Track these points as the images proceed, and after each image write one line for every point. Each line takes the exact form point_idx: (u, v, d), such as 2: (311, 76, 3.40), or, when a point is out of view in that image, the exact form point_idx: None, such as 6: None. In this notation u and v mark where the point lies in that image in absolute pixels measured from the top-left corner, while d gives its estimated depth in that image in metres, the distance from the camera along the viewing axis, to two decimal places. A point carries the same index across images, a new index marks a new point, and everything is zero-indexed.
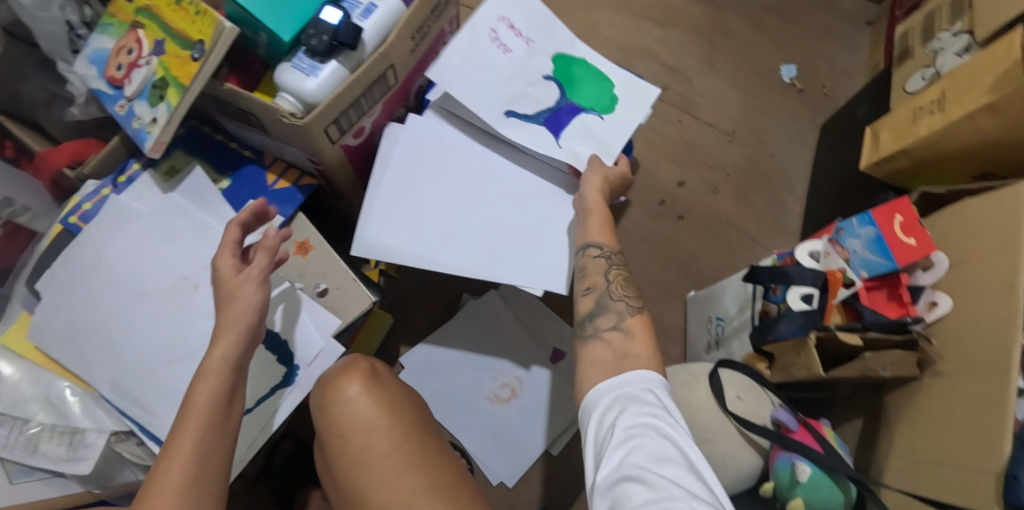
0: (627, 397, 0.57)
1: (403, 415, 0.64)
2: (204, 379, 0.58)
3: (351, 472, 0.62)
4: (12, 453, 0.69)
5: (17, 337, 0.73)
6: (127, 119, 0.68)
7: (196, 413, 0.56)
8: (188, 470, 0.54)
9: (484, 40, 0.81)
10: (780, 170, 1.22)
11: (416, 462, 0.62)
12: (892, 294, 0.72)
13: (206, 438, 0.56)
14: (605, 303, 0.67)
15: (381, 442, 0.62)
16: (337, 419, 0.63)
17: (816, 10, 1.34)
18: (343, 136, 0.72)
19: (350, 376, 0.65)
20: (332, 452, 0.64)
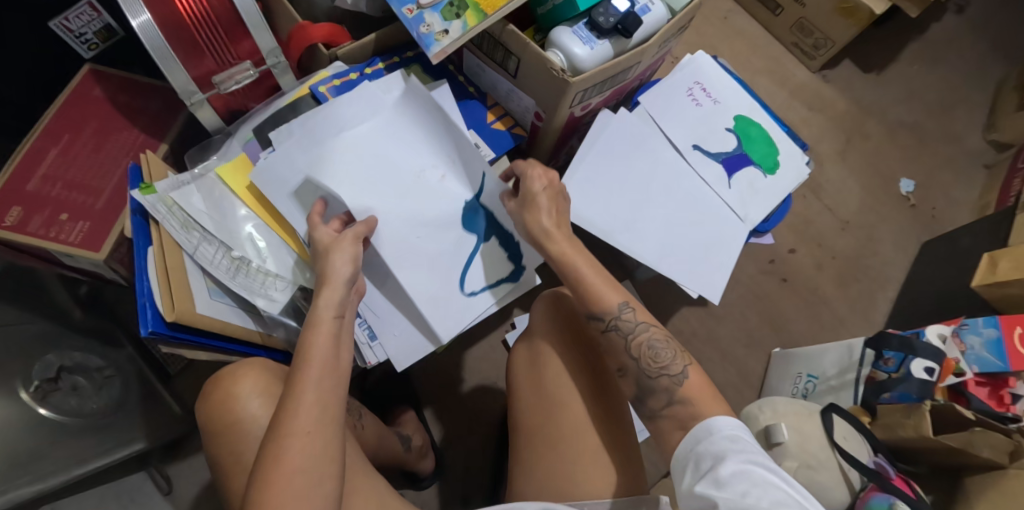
0: (711, 445, 0.58)
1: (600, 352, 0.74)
2: (314, 335, 0.61)
3: (544, 373, 0.72)
4: (215, 271, 0.73)
5: (235, 174, 0.78)
6: (411, 21, 0.73)
7: (314, 365, 0.59)
8: (315, 409, 0.57)
9: (681, 92, 0.96)
10: (880, 269, 1.29)
11: (595, 389, 0.71)
12: (993, 393, 0.80)
13: (325, 381, 0.59)
14: (646, 384, 0.65)
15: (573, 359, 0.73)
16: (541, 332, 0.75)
17: (945, 139, 1.44)
18: (574, 107, 0.80)
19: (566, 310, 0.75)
20: (533, 361, 0.74)
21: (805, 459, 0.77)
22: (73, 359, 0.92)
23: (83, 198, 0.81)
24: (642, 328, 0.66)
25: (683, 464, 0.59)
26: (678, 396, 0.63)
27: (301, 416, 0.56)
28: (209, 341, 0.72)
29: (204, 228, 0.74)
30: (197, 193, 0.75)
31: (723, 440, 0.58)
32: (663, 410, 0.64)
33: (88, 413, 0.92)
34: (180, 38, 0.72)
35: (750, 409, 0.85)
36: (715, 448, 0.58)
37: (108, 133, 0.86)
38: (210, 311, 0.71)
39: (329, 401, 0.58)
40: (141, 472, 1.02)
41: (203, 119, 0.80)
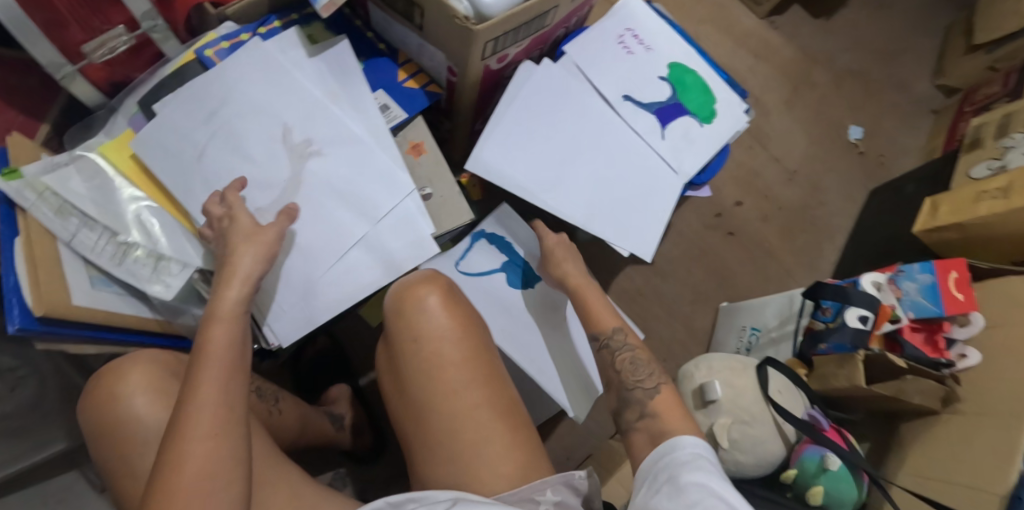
0: (677, 463, 0.56)
1: (472, 329, 0.71)
2: (215, 326, 0.56)
3: (424, 365, 0.68)
4: (99, 259, 0.66)
5: (119, 148, 0.71)
6: None
7: (215, 356, 0.55)
8: (221, 408, 0.52)
9: (611, 41, 0.91)
10: (827, 218, 1.27)
11: (480, 376, 0.68)
12: (928, 338, 0.78)
13: (228, 374, 0.54)
14: (625, 395, 0.65)
15: (453, 346, 0.68)
16: (416, 323, 0.69)
17: (892, 85, 1.41)
18: (488, 59, 0.76)
19: (429, 289, 0.70)
20: (401, 356, 0.69)
21: (739, 415, 0.76)
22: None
23: None
24: (627, 348, 0.67)
25: (647, 476, 0.57)
26: (648, 408, 0.63)
27: (195, 413, 0.51)
28: (99, 333, 0.66)
29: (83, 213, 0.66)
30: (77, 175, 0.67)
31: (687, 457, 0.56)
32: (637, 421, 0.63)
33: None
34: (38, 3, 0.63)
35: (686, 367, 0.83)
36: (681, 466, 0.55)
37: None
38: (92, 302, 0.64)
39: (230, 396, 0.53)
40: (73, 471, 0.96)
41: (81, 93, 0.74)
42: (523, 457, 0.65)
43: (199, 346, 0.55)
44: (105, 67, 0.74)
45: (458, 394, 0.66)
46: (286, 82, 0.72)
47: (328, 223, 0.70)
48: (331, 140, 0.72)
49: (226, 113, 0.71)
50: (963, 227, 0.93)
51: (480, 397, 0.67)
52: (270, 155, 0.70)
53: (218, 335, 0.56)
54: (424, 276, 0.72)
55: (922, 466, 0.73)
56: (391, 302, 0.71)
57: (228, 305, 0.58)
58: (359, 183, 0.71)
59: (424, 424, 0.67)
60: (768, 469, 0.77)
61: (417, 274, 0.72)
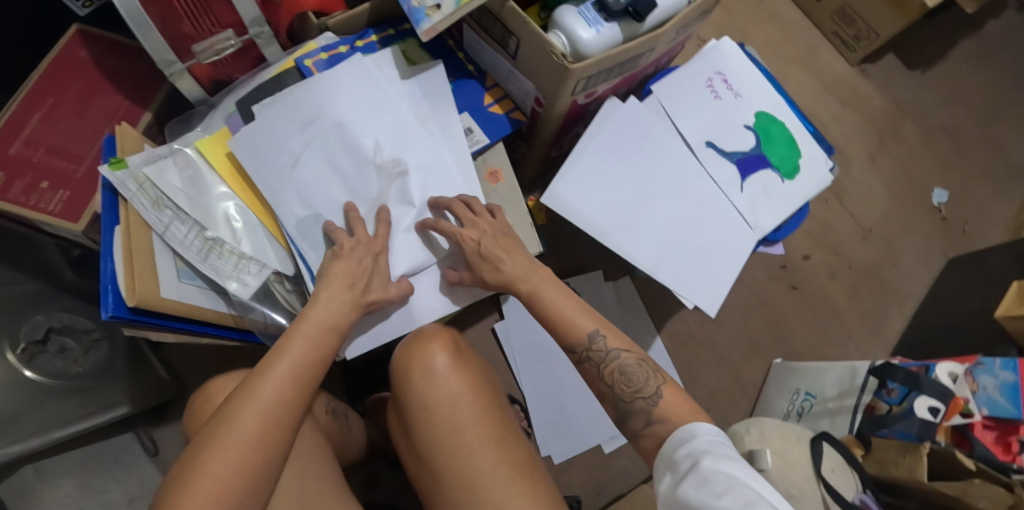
0: (701, 455, 0.55)
1: (482, 386, 0.70)
2: (298, 330, 0.59)
3: (434, 429, 0.66)
4: (187, 252, 0.68)
5: (217, 149, 0.72)
6: None
7: (292, 353, 0.58)
8: (280, 396, 0.56)
9: (700, 85, 0.89)
10: (898, 282, 1.22)
11: (494, 435, 0.66)
12: (1000, 439, 0.74)
13: (288, 386, 0.57)
14: (625, 407, 0.64)
15: (468, 408, 0.67)
16: (425, 386, 0.68)
17: (985, 150, 1.34)
18: (577, 94, 0.75)
19: (434, 347, 0.69)
20: (412, 421, 0.68)
21: (786, 488, 0.73)
22: (61, 321, 0.86)
23: (64, 165, 0.75)
24: (614, 354, 0.65)
25: (672, 467, 0.57)
26: (655, 415, 0.62)
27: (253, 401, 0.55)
28: (180, 324, 0.67)
29: (177, 206, 0.69)
30: (174, 168, 0.70)
31: (710, 447, 0.56)
32: (643, 429, 0.63)
33: (74, 377, 0.87)
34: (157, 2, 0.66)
35: (737, 428, 0.82)
36: (709, 455, 0.55)
37: (90, 99, 0.79)
38: (177, 294, 0.65)
39: (285, 409, 0.56)
40: (129, 431, 0.95)
41: (185, 88, 0.76)
42: None
43: (274, 352, 0.58)
44: (212, 67, 0.77)
45: (478, 455, 0.64)
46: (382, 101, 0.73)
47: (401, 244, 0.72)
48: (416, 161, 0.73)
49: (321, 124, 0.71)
50: None
51: (496, 454, 0.65)
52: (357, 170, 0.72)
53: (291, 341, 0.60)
54: (428, 331, 0.72)
55: None
56: (398, 361, 0.70)
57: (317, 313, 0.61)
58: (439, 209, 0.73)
59: (440, 481, 0.65)
60: None
61: (426, 331, 0.72)
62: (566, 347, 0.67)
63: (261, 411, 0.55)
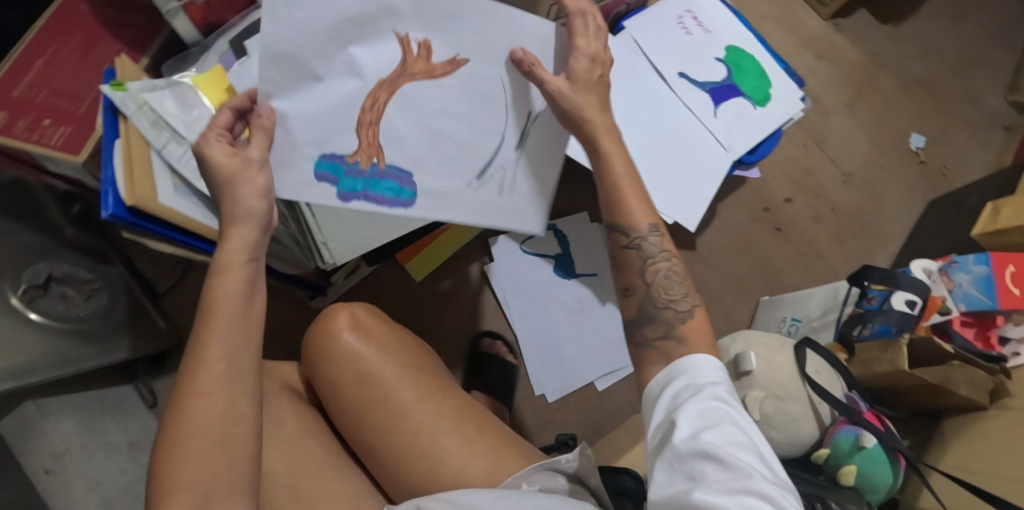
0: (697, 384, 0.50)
1: (402, 348, 0.69)
2: (223, 280, 0.51)
3: (359, 401, 0.65)
4: (184, 170, 0.68)
5: (211, 83, 0.73)
6: None
7: (222, 313, 0.50)
8: (228, 367, 0.49)
9: (671, 21, 0.92)
10: (880, 224, 1.24)
11: (424, 393, 0.66)
12: (979, 334, 0.77)
13: (236, 329, 0.50)
14: (650, 311, 0.58)
15: (389, 370, 0.66)
16: (340, 363, 0.67)
17: (963, 97, 1.35)
18: (551, 24, 0.77)
19: (340, 325, 0.68)
20: (333, 398, 0.67)
21: (774, 390, 0.75)
22: (62, 269, 0.88)
23: (66, 105, 0.77)
24: (663, 256, 0.59)
25: (659, 394, 0.52)
26: (675, 330, 0.56)
27: (201, 377, 0.48)
28: (176, 235, 0.68)
29: (174, 129, 0.68)
30: (171, 98, 0.69)
31: (708, 379, 0.51)
32: (656, 339, 0.56)
33: (74, 320, 0.88)
34: None
35: (723, 341, 0.82)
36: (707, 386, 0.50)
37: (92, 46, 0.80)
38: (174, 206, 0.65)
39: (244, 344, 0.50)
40: (128, 384, 0.98)
41: (179, 28, 0.76)
42: (497, 459, 0.63)
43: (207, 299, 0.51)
44: (205, 7, 0.75)
45: (409, 411, 0.64)
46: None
47: (427, 139, 0.58)
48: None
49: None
50: None
51: (432, 410, 0.65)
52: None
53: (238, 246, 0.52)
54: (333, 311, 0.70)
55: (964, 460, 0.71)
56: (307, 346, 0.69)
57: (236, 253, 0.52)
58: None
59: (375, 450, 0.64)
60: (801, 451, 0.76)
61: (333, 310, 0.70)
62: (616, 229, 0.59)
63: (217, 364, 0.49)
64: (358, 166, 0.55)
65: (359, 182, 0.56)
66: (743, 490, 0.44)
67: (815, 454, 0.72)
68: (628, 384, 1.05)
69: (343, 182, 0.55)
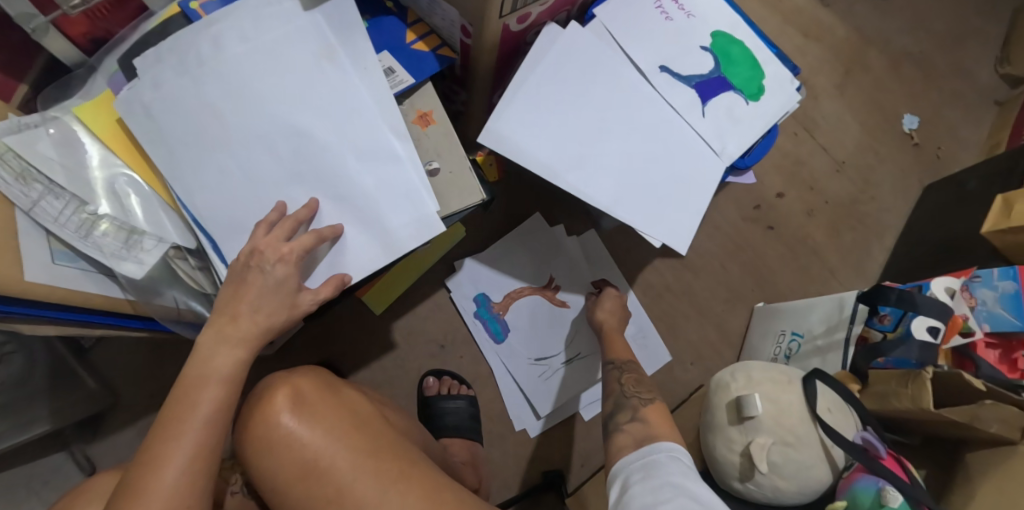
0: (652, 465, 0.56)
1: (360, 424, 0.55)
2: (206, 389, 0.52)
3: (304, 500, 0.52)
4: (62, 230, 0.59)
5: (97, 113, 0.62)
6: None
7: (194, 423, 0.51)
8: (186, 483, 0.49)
9: (648, 6, 0.80)
10: (876, 214, 1.16)
11: (386, 482, 0.52)
12: (1004, 357, 0.68)
13: (202, 452, 0.51)
14: (621, 402, 0.69)
15: (343, 460, 0.52)
16: (279, 455, 0.52)
17: (955, 71, 1.26)
18: (508, 17, 0.65)
19: (278, 404, 0.53)
20: (274, 496, 0.53)
21: (782, 435, 0.66)
22: None
23: None
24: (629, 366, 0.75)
25: (618, 483, 0.57)
26: (639, 413, 0.66)
27: (155, 494, 0.48)
28: (59, 313, 0.58)
29: (48, 179, 0.59)
30: (47, 139, 0.60)
31: (663, 458, 0.56)
32: (625, 423, 0.65)
33: None
34: None
35: (720, 376, 0.74)
36: (660, 469, 0.55)
37: None
38: (48, 278, 0.56)
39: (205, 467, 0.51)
40: (63, 451, 0.90)
41: (55, 48, 0.65)
42: None
43: (184, 406, 0.52)
44: (86, 20, 0.65)
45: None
46: (276, 52, 0.62)
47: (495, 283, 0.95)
48: (327, 123, 0.62)
49: (206, 92, 0.61)
50: None
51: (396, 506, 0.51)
52: (274, 161, 0.62)
53: (233, 354, 0.54)
54: (272, 383, 0.55)
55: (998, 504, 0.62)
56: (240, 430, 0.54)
57: (222, 365, 0.54)
58: (372, 186, 0.62)
59: None
60: (815, 498, 0.68)
61: (269, 383, 0.55)
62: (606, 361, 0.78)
63: (168, 483, 0.49)
64: (493, 311, 0.95)
65: (485, 314, 0.94)
66: None
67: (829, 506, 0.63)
68: None
69: (480, 309, 0.94)
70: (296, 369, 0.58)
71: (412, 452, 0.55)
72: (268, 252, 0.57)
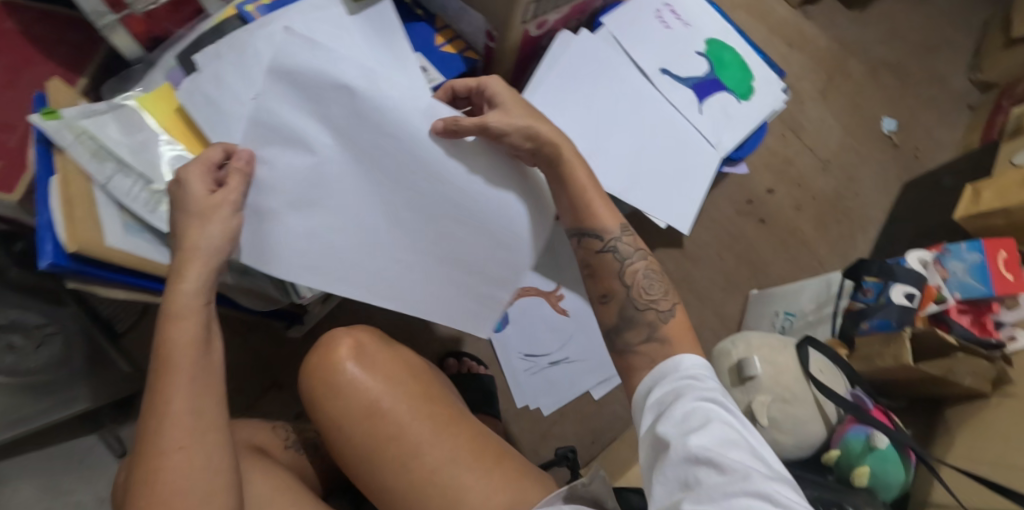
0: (681, 385, 0.54)
1: (415, 377, 0.63)
2: (181, 323, 0.54)
3: (367, 440, 0.59)
4: (133, 204, 0.65)
5: (159, 104, 0.71)
6: None
7: (176, 359, 0.53)
8: (185, 415, 0.51)
9: (649, 16, 0.89)
10: (860, 208, 1.24)
11: (439, 424, 0.60)
12: (974, 320, 0.76)
13: (193, 380, 0.53)
14: (630, 314, 0.63)
15: (402, 403, 0.60)
16: (345, 398, 0.60)
17: (929, 78, 1.36)
18: (529, 24, 0.74)
19: (344, 354, 0.61)
20: (338, 437, 0.60)
21: (780, 393, 0.73)
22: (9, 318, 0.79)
23: None
24: (638, 257, 0.64)
25: (646, 406, 0.55)
26: (659, 331, 0.61)
27: (168, 429, 0.51)
28: (131, 278, 0.64)
29: (119, 159, 0.66)
30: (115, 124, 0.67)
31: (692, 378, 0.54)
32: (640, 342, 0.61)
33: (25, 373, 0.83)
34: None
35: (722, 345, 0.80)
36: (691, 387, 0.53)
37: (20, 69, 0.74)
38: (124, 244, 0.62)
39: (204, 396, 0.53)
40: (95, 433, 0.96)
41: (121, 45, 0.73)
42: (511, 489, 0.58)
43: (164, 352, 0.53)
44: (148, 20, 0.72)
45: (426, 449, 0.58)
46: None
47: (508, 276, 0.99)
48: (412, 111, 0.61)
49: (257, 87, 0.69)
50: (1008, 211, 0.90)
51: (449, 446, 0.58)
52: None
53: (213, 232, 0.55)
54: (336, 338, 0.63)
55: (970, 449, 0.70)
56: (307, 379, 0.62)
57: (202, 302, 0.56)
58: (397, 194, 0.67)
59: (388, 491, 0.58)
60: (810, 451, 0.75)
61: (334, 336, 0.63)
62: (587, 235, 0.65)
63: (173, 413, 0.51)
64: None
65: None
66: (741, 489, 0.45)
67: (825, 457, 0.71)
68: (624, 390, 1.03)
69: None
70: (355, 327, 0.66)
71: (457, 405, 0.63)
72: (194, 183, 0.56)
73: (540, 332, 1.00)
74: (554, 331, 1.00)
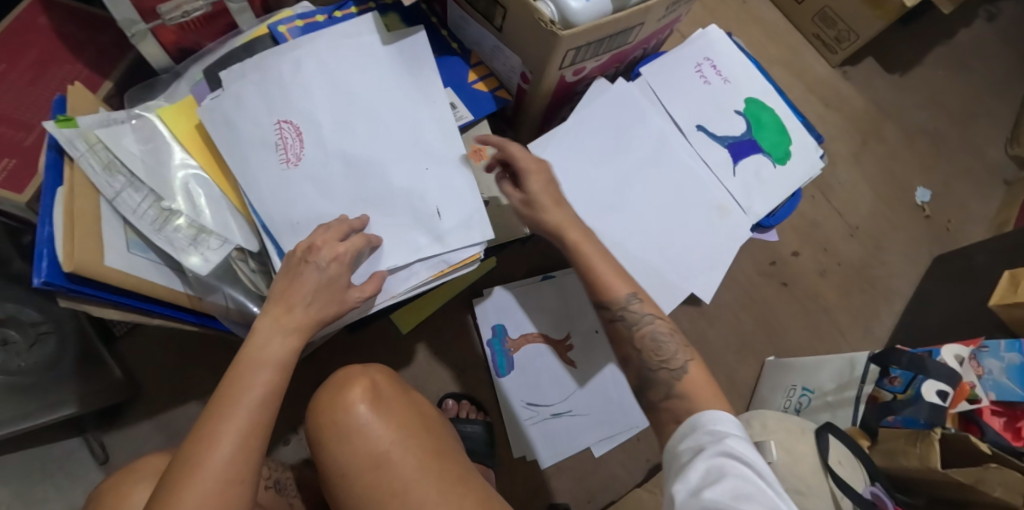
0: (700, 443, 0.52)
1: (426, 429, 0.59)
2: (259, 371, 0.54)
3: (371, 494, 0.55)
4: (138, 222, 0.63)
5: (178, 116, 0.69)
6: None
7: (246, 401, 0.52)
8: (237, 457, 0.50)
9: (689, 69, 0.87)
10: (886, 279, 1.20)
11: (448, 484, 0.56)
12: (1010, 424, 0.72)
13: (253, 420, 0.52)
14: (647, 376, 0.60)
15: (410, 457, 0.56)
16: (352, 446, 0.56)
17: (966, 150, 1.32)
18: (565, 69, 0.71)
19: (356, 397, 0.58)
20: (340, 486, 0.57)
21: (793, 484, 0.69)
22: None
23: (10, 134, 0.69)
24: (648, 320, 0.62)
25: (667, 462, 0.53)
26: (675, 388, 0.58)
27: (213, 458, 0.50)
28: (126, 299, 0.61)
29: (131, 173, 0.64)
30: (132, 134, 0.65)
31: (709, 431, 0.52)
32: (662, 401, 0.58)
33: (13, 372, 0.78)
34: None
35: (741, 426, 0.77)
36: (711, 440, 0.51)
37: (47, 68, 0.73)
38: (123, 264, 0.60)
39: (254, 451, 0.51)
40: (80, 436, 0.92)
41: (148, 53, 0.71)
42: None
43: (238, 387, 0.53)
44: (179, 31, 0.71)
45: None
46: (348, 86, 0.68)
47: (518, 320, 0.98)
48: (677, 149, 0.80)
49: (281, 112, 0.67)
50: None
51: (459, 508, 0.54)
52: (341, 181, 0.66)
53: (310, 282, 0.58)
54: (350, 377, 0.60)
55: None
56: (314, 420, 0.59)
57: (275, 351, 0.55)
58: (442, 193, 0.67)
59: None
60: None
61: (347, 375, 0.61)
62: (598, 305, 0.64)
63: (221, 460, 0.50)
64: (507, 345, 0.97)
65: (499, 346, 0.97)
66: None
67: None
68: (626, 449, 0.99)
69: (495, 338, 0.97)
70: (369, 366, 0.63)
71: (470, 464, 0.60)
72: (324, 249, 0.60)
73: (546, 383, 0.96)
74: (560, 385, 0.97)
